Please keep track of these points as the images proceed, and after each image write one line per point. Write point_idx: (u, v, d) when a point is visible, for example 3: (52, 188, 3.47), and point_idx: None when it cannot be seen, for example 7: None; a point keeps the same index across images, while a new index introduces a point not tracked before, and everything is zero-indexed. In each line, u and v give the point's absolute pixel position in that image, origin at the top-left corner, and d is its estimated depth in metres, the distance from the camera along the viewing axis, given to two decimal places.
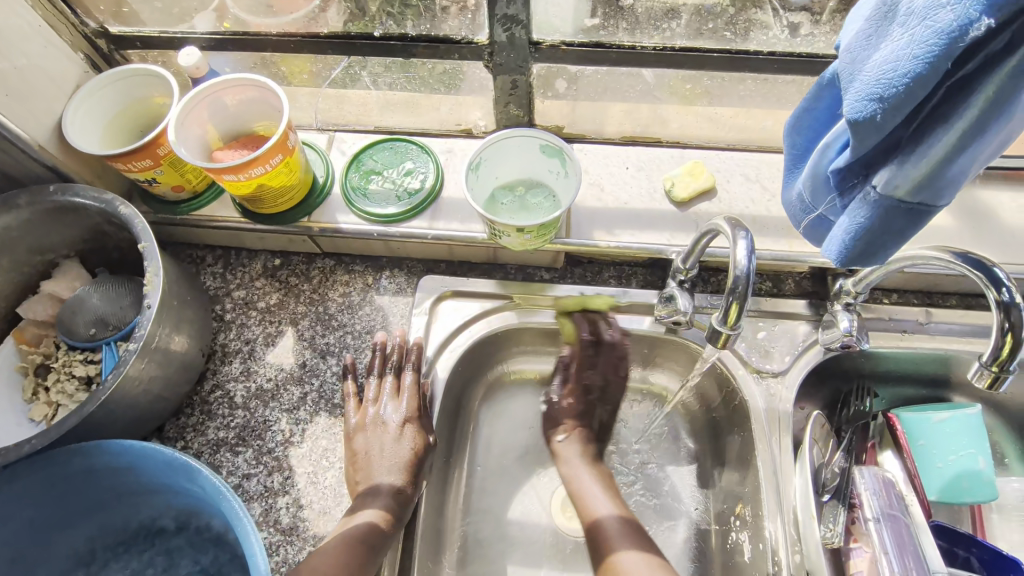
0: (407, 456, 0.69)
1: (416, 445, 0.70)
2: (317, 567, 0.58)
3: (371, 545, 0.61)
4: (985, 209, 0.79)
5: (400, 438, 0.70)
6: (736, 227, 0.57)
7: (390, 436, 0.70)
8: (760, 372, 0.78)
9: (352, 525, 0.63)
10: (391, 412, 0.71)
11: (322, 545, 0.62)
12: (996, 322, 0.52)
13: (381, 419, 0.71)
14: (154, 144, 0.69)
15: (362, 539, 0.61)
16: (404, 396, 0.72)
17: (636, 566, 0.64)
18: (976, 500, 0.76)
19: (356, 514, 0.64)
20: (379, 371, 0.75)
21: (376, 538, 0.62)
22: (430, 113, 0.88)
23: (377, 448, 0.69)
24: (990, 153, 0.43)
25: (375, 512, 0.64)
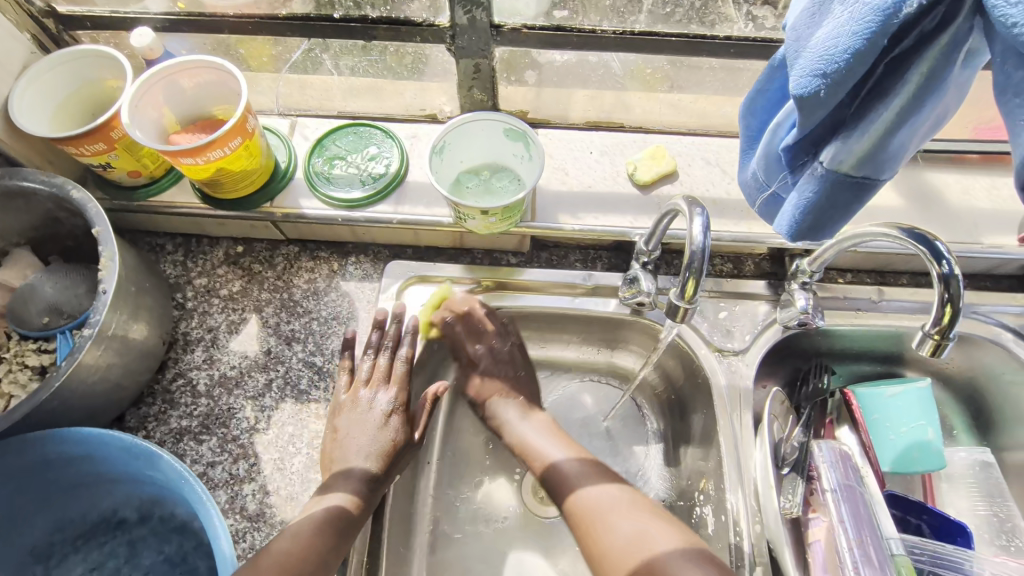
0: (386, 445, 0.69)
1: (395, 436, 0.70)
2: (285, 548, 0.59)
3: (341, 528, 0.62)
4: (932, 190, 0.82)
5: (378, 426, 0.70)
6: (692, 205, 0.58)
7: (375, 422, 0.70)
8: (721, 351, 0.80)
9: (322, 507, 0.63)
10: (381, 399, 0.72)
11: (291, 527, 0.62)
12: (937, 294, 0.55)
13: (368, 406, 0.71)
14: (108, 127, 0.67)
15: (333, 522, 0.62)
16: (394, 383, 0.73)
17: (609, 497, 0.68)
18: (926, 470, 0.80)
19: (325, 497, 0.64)
20: (380, 352, 0.75)
21: (347, 520, 0.62)
22: (394, 99, 0.87)
23: (356, 437, 0.69)
24: (928, 128, 0.45)
25: (345, 496, 0.64)
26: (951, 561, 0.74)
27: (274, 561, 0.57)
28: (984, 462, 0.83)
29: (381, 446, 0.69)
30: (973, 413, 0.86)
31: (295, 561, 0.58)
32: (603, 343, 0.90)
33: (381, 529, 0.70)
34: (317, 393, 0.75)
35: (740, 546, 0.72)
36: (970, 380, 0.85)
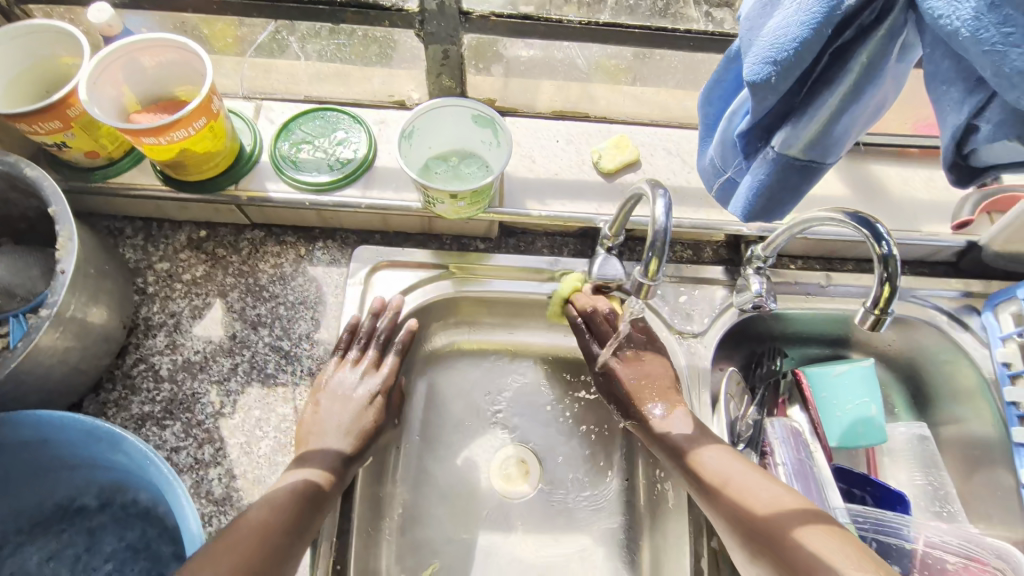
0: (364, 427, 0.71)
1: (378, 418, 0.72)
2: (258, 519, 0.58)
3: (316, 500, 0.62)
4: (875, 181, 0.87)
5: (354, 406, 0.71)
6: (654, 188, 0.61)
7: (359, 406, 0.71)
8: (682, 333, 0.83)
9: (297, 479, 0.63)
10: (367, 383, 0.73)
11: (263, 499, 0.61)
12: (877, 273, 0.59)
13: (354, 392, 0.72)
14: (63, 104, 0.65)
15: (308, 494, 0.62)
16: (384, 368, 0.75)
17: (723, 460, 0.69)
18: (869, 444, 0.85)
19: (297, 472, 0.64)
20: (372, 344, 0.76)
21: (321, 493, 0.63)
22: (361, 85, 0.87)
23: (334, 417, 0.70)
24: (869, 116, 0.49)
25: (318, 470, 0.64)
26: (892, 527, 0.79)
27: (251, 531, 0.57)
28: (921, 436, 0.89)
29: (351, 428, 0.70)
30: (912, 391, 0.92)
31: (272, 530, 0.57)
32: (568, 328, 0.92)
33: (351, 509, 0.71)
34: (285, 377, 0.75)
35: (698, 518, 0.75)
36: (909, 360, 0.91)
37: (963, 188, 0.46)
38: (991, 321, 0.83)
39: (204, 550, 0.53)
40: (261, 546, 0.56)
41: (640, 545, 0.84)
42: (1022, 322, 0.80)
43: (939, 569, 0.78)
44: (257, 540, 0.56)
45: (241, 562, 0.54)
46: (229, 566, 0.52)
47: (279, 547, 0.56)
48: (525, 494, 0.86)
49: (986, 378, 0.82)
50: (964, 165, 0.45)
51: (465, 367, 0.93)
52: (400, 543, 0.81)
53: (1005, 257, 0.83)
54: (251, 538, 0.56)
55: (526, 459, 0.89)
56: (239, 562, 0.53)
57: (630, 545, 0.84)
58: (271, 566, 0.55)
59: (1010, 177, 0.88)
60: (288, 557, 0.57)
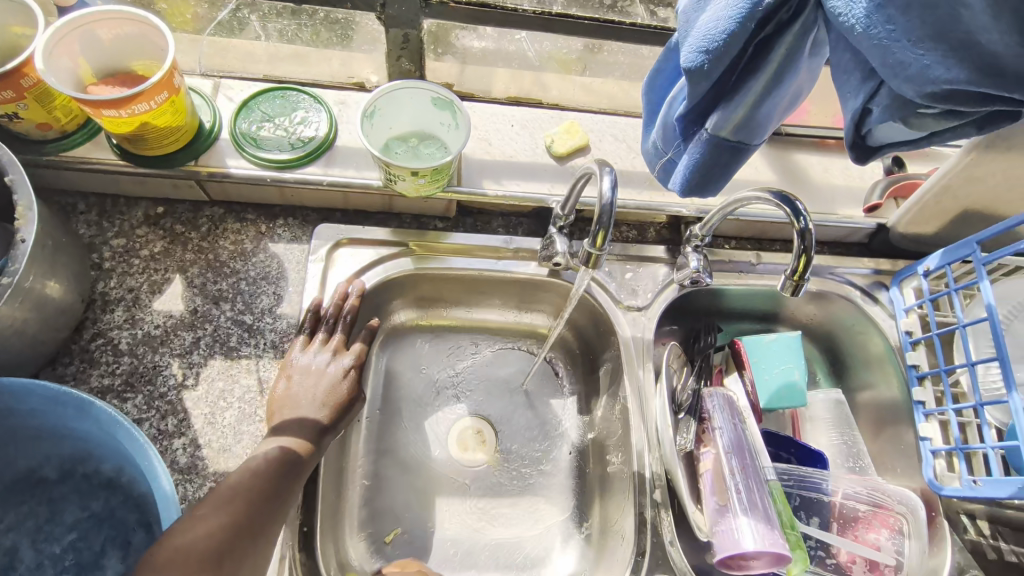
0: (338, 398, 0.73)
1: (352, 391, 0.74)
2: (237, 484, 0.60)
3: (294, 467, 0.65)
4: (799, 169, 0.96)
5: (326, 378, 0.73)
6: (602, 166, 0.66)
7: (333, 383, 0.73)
8: (628, 307, 0.90)
9: (276, 448, 0.65)
10: (339, 360, 0.75)
11: (243, 465, 0.63)
12: (796, 245, 0.66)
13: (327, 369, 0.74)
14: (18, 73, 0.65)
15: (287, 461, 0.64)
16: (350, 352, 0.77)
17: None
18: (791, 406, 0.94)
19: (274, 441, 0.66)
20: (338, 327, 0.78)
21: (299, 457, 0.66)
22: (321, 66, 0.91)
23: (309, 389, 0.72)
24: (789, 102, 0.56)
25: (294, 439, 0.67)
26: (811, 482, 0.88)
27: (235, 493, 0.59)
28: (836, 401, 0.98)
29: (325, 399, 0.72)
30: (831, 361, 1.02)
31: (253, 492, 0.60)
32: (522, 305, 0.97)
33: (316, 476, 0.74)
34: (247, 349, 0.77)
35: (641, 474, 0.81)
36: (828, 331, 1.01)
37: (864, 164, 0.54)
38: (897, 295, 0.93)
39: (186, 514, 0.55)
40: (245, 508, 0.58)
41: (590, 505, 0.89)
42: (921, 294, 0.91)
43: (852, 517, 0.86)
44: (241, 501, 0.59)
45: (226, 522, 0.56)
46: (215, 524, 0.55)
47: (263, 507, 0.59)
48: (482, 462, 0.91)
49: (892, 346, 0.92)
50: (863, 145, 0.52)
51: (425, 342, 0.97)
52: (362, 512, 0.84)
53: (909, 238, 0.94)
54: (235, 499, 0.58)
55: (483, 429, 0.93)
56: (225, 521, 0.56)
57: (580, 506, 0.89)
58: (256, 525, 0.58)
59: (914, 167, 0.99)
60: (270, 516, 0.60)
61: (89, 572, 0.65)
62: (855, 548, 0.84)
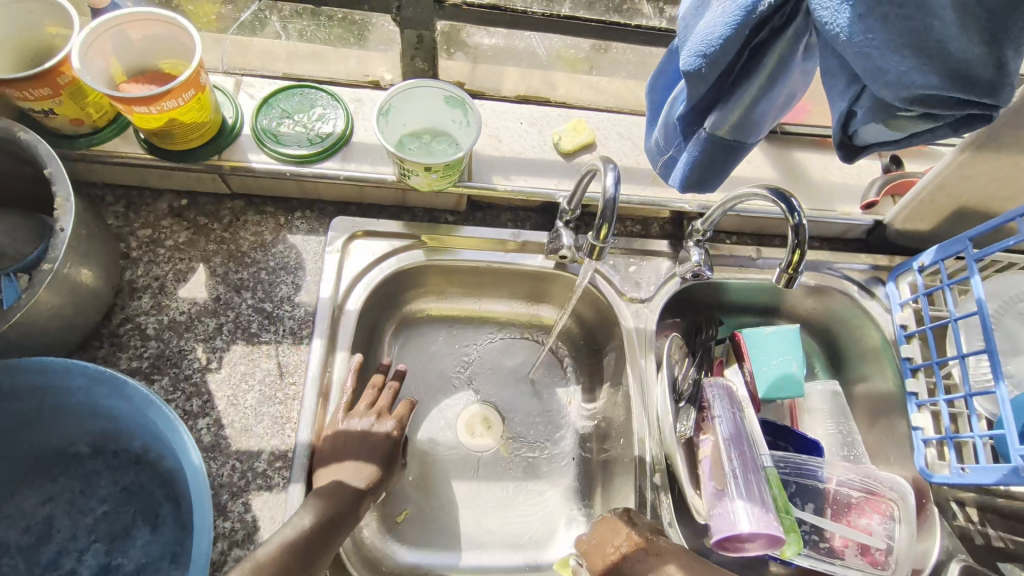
0: (382, 461, 0.78)
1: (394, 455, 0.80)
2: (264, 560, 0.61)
3: (339, 517, 0.69)
4: (799, 166, 0.99)
5: (373, 444, 0.78)
6: (606, 163, 0.70)
7: (377, 445, 0.78)
8: (631, 299, 0.93)
9: (320, 507, 0.68)
10: (382, 424, 0.80)
11: (279, 530, 0.64)
12: (790, 240, 0.69)
13: (372, 431, 0.79)
14: (55, 71, 0.69)
15: (333, 513, 0.68)
16: (391, 417, 0.82)
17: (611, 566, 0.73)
18: (789, 396, 0.96)
19: (312, 505, 0.68)
20: (382, 391, 0.83)
21: (338, 520, 0.69)
22: (338, 65, 0.94)
23: (358, 450, 0.77)
24: (784, 102, 0.59)
25: (333, 506, 0.69)
26: (808, 469, 0.91)
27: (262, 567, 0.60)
28: (834, 392, 1.01)
29: (370, 462, 0.77)
30: (829, 354, 1.05)
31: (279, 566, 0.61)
32: (529, 297, 1.00)
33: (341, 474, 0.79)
34: (268, 335, 0.81)
35: (642, 459, 0.85)
36: (826, 325, 1.04)
37: (850, 163, 0.57)
38: (892, 290, 0.96)
39: None
40: None
41: (594, 490, 0.93)
42: (916, 289, 0.93)
43: (846, 504, 0.90)
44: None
45: None
46: None
47: None
48: (490, 447, 0.95)
49: (887, 339, 0.95)
50: (850, 144, 0.55)
51: (435, 333, 1.00)
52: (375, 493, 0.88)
53: (905, 234, 0.97)
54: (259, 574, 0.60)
55: (491, 416, 0.97)
56: None
57: (584, 491, 0.93)
58: None
59: (912, 165, 1.02)
60: None
61: (120, 542, 0.69)
62: (848, 533, 0.87)
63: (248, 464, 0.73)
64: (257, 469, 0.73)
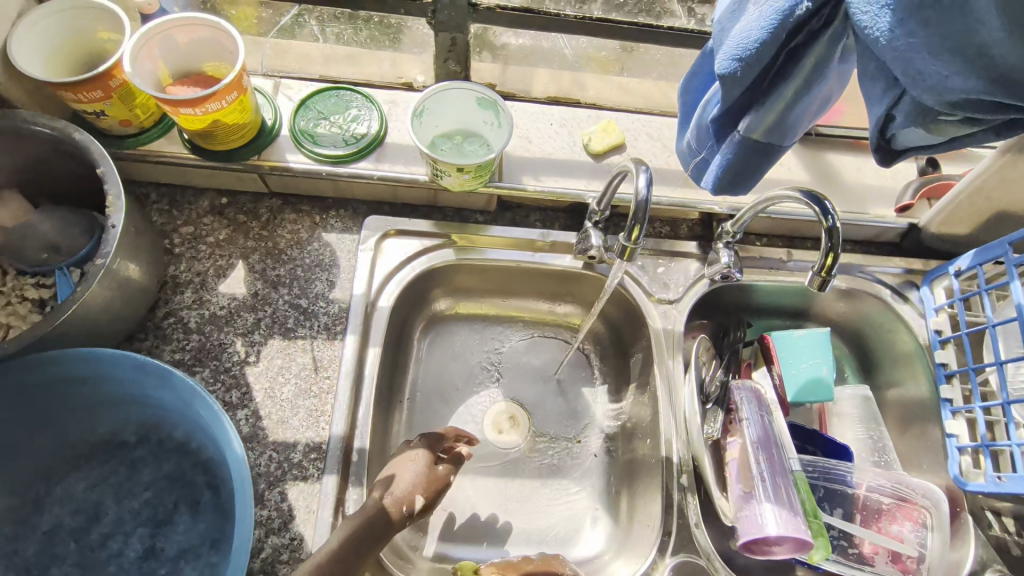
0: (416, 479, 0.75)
1: (429, 470, 0.77)
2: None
3: (369, 538, 0.68)
4: (831, 168, 0.98)
5: (409, 464, 0.77)
6: (638, 165, 0.70)
7: (411, 463, 0.77)
8: (659, 300, 0.93)
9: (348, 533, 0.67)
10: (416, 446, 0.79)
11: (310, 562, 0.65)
12: (823, 243, 0.69)
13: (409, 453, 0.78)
14: (107, 75, 0.72)
15: (364, 536, 0.68)
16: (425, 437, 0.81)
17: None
18: (818, 400, 0.96)
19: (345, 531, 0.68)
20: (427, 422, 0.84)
21: (365, 541, 0.68)
22: (372, 67, 0.97)
23: (404, 473, 0.75)
24: (819, 106, 0.59)
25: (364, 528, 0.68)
26: (837, 474, 0.90)
27: None
28: (864, 397, 1.00)
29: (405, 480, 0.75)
30: (860, 358, 1.04)
31: None
32: (556, 296, 1.01)
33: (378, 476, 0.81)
34: (304, 331, 0.83)
35: (669, 460, 0.85)
36: (857, 329, 1.03)
37: (887, 166, 0.56)
38: (927, 295, 0.94)
39: None
40: None
41: (619, 490, 0.93)
42: (952, 294, 0.92)
43: (875, 510, 0.89)
44: None
45: None
46: None
47: None
48: (516, 444, 0.96)
49: (921, 344, 0.93)
50: (887, 147, 0.55)
51: (464, 331, 1.02)
52: None
53: (941, 238, 0.95)
54: None
55: (517, 413, 0.98)
56: None
57: (610, 491, 0.93)
58: None
59: (949, 167, 1.00)
60: None
61: (163, 527, 0.72)
62: (877, 540, 0.86)
63: (284, 455, 0.76)
64: (293, 459, 0.76)
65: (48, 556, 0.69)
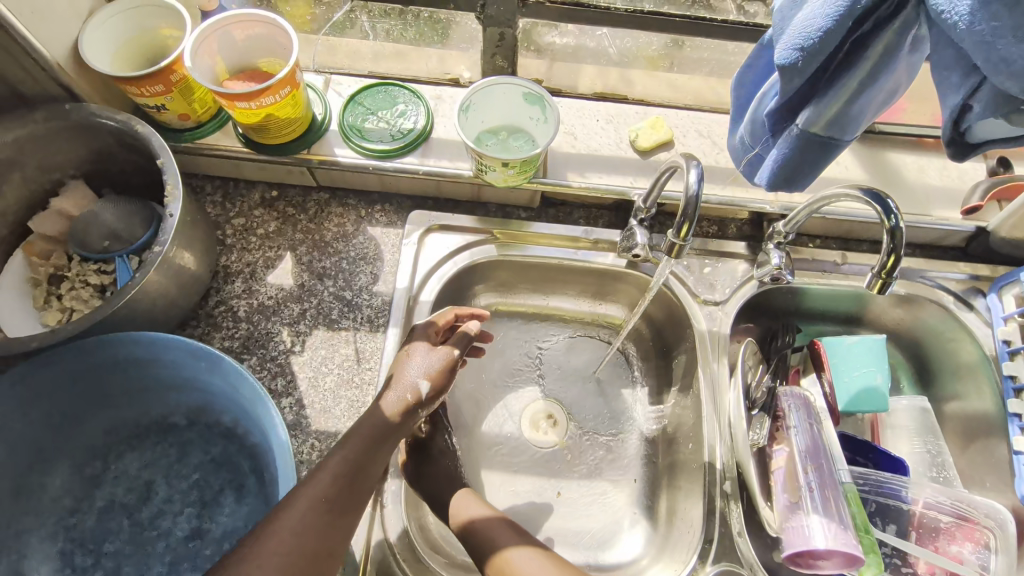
0: (421, 364, 0.71)
1: (434, 356, 0.73)
2: (310, 487, 0.59)
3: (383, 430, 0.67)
4: (891, 167, 0.94)
5: (415, 352, 0.73)
6: (689, 160, 0.68)
7: (413, 354, 0.73)
8: (705, 301, 0.91)
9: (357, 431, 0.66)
10: (419, 338, 0.75)
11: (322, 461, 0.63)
12: (885, 244, 0.66)
13: (414, 345, 0.74)
14: (168, 69, 0.75)
15: (376, 429, 0.66)
16: (429, 325, 0.77)
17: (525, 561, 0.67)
18: (871, 410, 0.91)
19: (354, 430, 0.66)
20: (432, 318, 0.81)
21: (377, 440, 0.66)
22: (419, 63, 0.97)
23: (408, 363, 0.72)
24: (884, 98, 0.56)
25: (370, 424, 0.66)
26: (890, 489, 0.86)
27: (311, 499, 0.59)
28: (922, 409, 0.94)
29: (411, 369, 0.71)
30: (917, 368, 0.99)
31: (325, 494, 0.60)
32: (597, 295, 1.00)
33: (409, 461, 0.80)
34: (347, 322, 0.84)
35: (712, 464, 0.83)
36: (916, 337, 0.97)
37: (959, 162, 0.55)
38: (995, 302, 0.89)
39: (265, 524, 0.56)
40: (315, 511, 0.58)
41: (659, 494, 0.91)
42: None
43: (933, 528, 0.84)
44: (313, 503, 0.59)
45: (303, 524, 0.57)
46: (294, 532, 0.56)
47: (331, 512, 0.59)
48: (553, 443, 0.95)
49: (987, 354, 0.88)
50: (961, 141, 0.53)
51: (503, 327, 1.01)
52: None
53: (1011, 243, 0.90)
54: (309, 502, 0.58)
55: (555, 411, 0.97)
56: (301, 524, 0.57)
57: (649, 494, 0.91)
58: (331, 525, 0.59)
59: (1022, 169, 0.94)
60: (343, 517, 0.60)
61: (209, 509, 0.74)
62: (934, 559, 0.82)
63: (326, 444, 0.77)
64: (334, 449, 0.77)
65: (102, 532, 0.72)
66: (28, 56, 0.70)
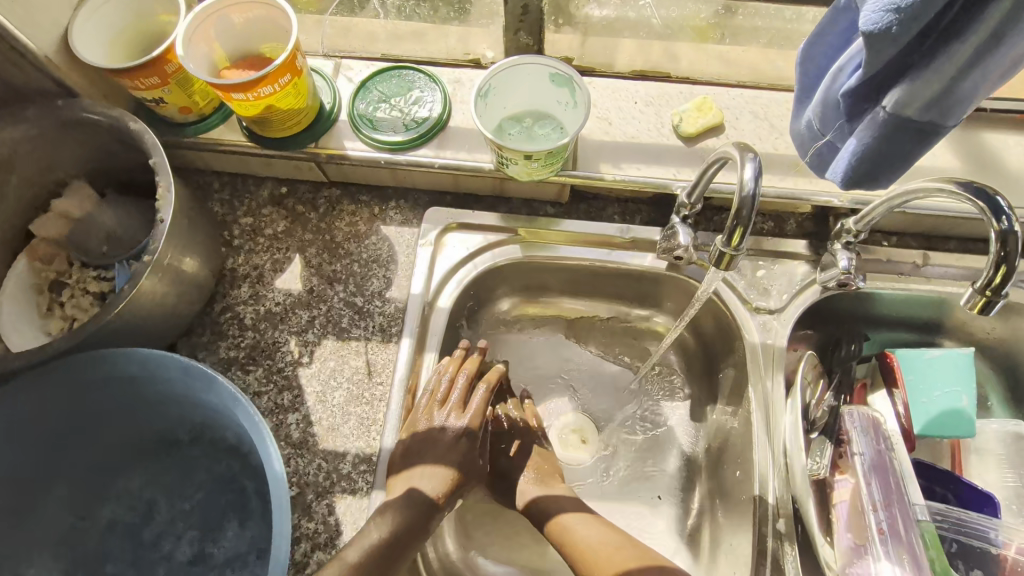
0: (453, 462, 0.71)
1: (466, 457, 0.71)
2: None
3: (411, 532, 0.64)
4: (989, 152, 0.79)
5: (449, 451, 0.71)
6: (744, 152, 0.58)
7: (449, 449, 0.71)
8: (758, 308, 0.80)
9: (385, 524, 0.63)
10: (453, 424, 0.72)
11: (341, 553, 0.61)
12: (992, 252, 0.54)
13: (444, 429, 0.72)
14: (162, 60, 0.69)
15: (403, 531, 0.64)
16: (469, 413, 0.73)
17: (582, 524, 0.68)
18: (953, 436, 0.78)
19: (381, 520, 0.63)
20: (454, 375, 0.75)
21: (407, 537, 0.64)
22: (437, 43, 0.89)
23: (430, 454, 0.70)
24: (1006, 72, 0.44)
25: (399, 518, 0.64)
26: (977, 529, 0.74)
27: None
28: (1016, 434, 0.80)
29: (444, 465, 0.70)
30: (1010, 387, 0.85)
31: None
32: (635, 299, 0.89)
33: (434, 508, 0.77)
34: (358, 331, 0.78)
35: (763, 498, 0.72)
36: (1011, 351, 0.83)
37: None
38: None
39: None
40: None
41: (701, 524, 0.82)
42: None
43: None
44: None
45: None
46: None
47: None
48: (584, 461, 0.87)
49: None
50: None
51: (532, 331, 0.93)
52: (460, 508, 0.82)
53: None
54: None
55: (586, 426, 0.89)
56: None
57: (690, 520, 0.83)
58: None
59: None
60: None
61: (213, 532, 0.70)
62: None
63: (333, 465, 0.71)
64: (342, 470, 0.71)
65: (107, 553, 0.70)
66: (12, 49, 0.65)
